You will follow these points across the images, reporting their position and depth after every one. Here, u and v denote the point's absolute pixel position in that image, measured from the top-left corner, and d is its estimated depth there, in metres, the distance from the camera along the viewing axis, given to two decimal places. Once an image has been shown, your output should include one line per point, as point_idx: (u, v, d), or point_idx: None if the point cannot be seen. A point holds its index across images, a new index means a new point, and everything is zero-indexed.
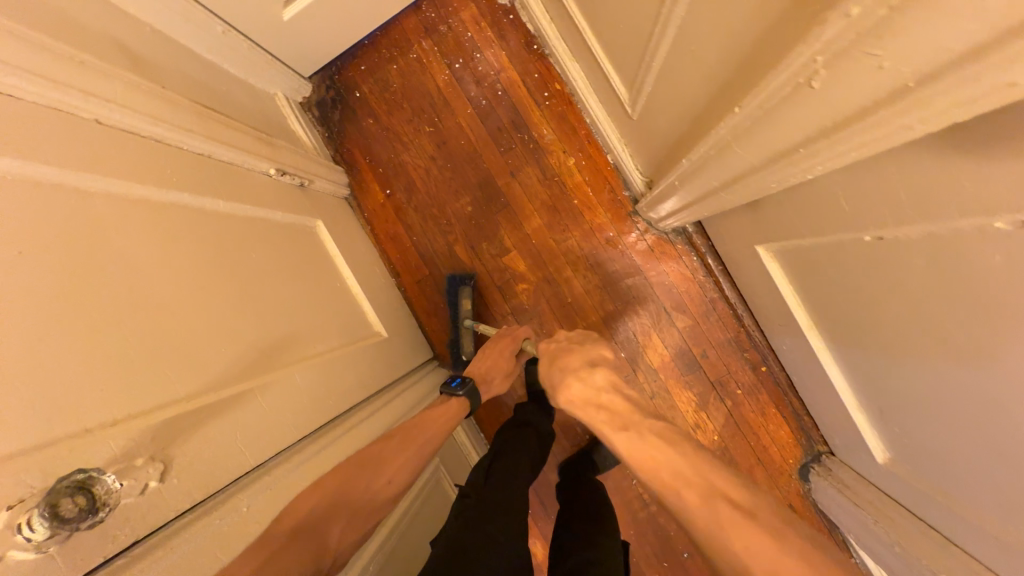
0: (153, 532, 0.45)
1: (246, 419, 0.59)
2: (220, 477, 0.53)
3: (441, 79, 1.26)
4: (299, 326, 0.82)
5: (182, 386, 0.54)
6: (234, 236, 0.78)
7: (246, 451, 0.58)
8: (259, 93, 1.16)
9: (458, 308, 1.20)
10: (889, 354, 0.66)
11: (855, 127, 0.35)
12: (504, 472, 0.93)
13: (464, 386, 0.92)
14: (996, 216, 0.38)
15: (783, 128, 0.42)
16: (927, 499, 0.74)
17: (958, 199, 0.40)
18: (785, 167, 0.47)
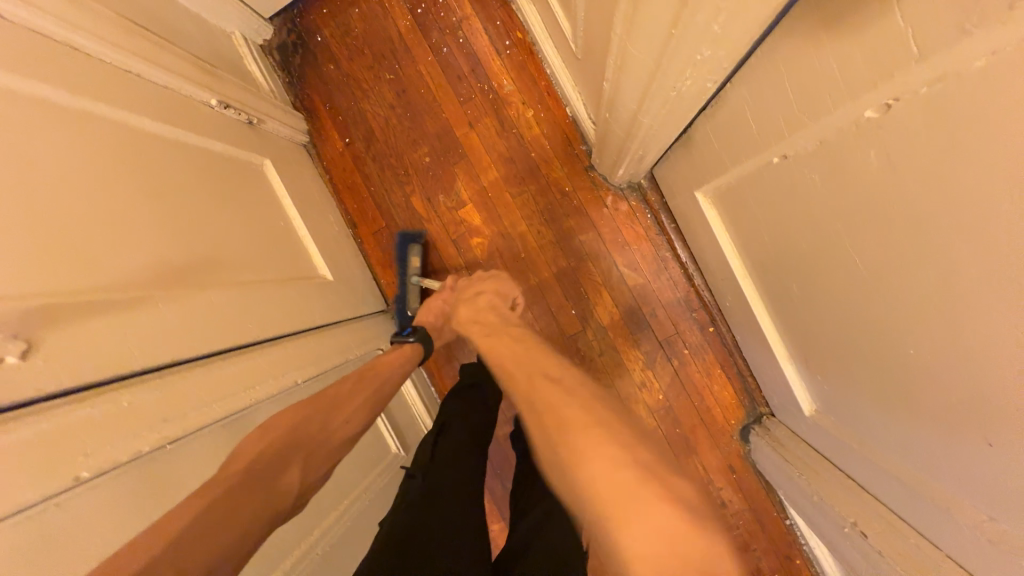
0: (15, 408, 0.43)
1: (143, 323, 0.59)
2: (101, 370, 0.52)
3: (403, 25, 1.23)
4: (226, 252, 0.81)
5: (65, 280, 0.53)
6: (159, 154, 0.76)
7: (140, 352, 0.57)
8: (213, 28, 1.13)
9: (404, 267, 1.17)
10: (806, 294, 0.65)
11: None
12: (451, 443, 0.90)
13: (415, 333, 0.98)
14: (867, 102, 0.37)
15: (658, 8, 0.41)
16: (842, 446, 0.74)
17: (836, 87, 0.39)
18: (672, 62, 0.45)
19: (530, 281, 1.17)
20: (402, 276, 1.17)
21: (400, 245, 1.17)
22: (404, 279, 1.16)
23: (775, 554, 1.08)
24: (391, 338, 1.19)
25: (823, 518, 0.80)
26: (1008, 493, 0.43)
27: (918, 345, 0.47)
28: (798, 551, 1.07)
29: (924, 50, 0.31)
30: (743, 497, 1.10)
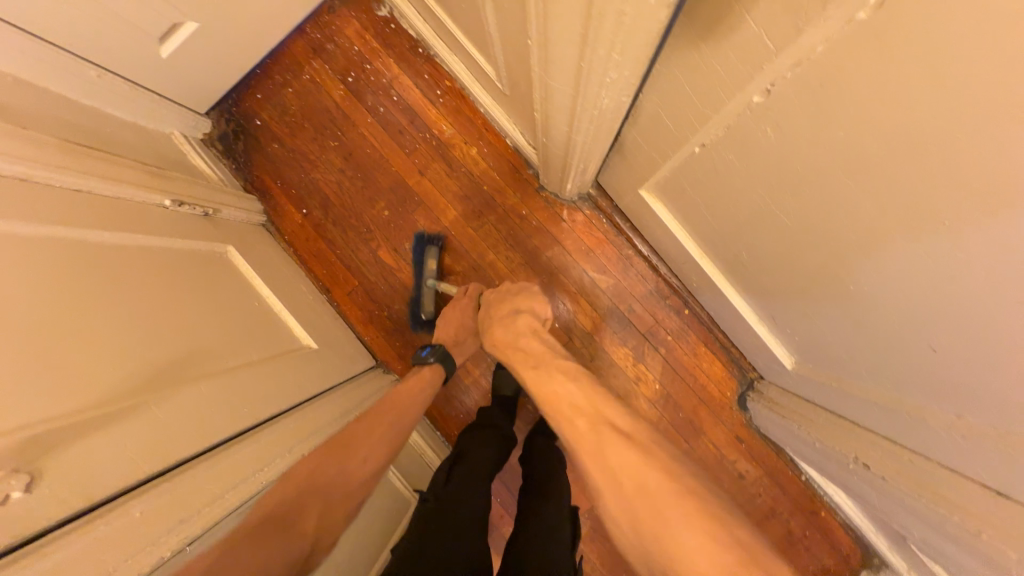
0: (27, 541, 0.44)
1: (142, 429, 0.59)
2: (108, 484, 0.52)
3: (337, 95, 1.29)
4: (208, 343, 0.81)
5: (58, 403, 0.53)
6: (126, 263, 0.77)
7: (142, 460, 0.56)
8: (153, 134, 1.16)
9: (421, 268, 1.23)
10: (756, 258, 0.71)
11: (592, 24, 0.41)
12: (468, 470, 0.91)
13: (433, 352, 1.01)
14: (751, 91, 0.45)
15: (562, 47, 0.48)
16: (826, 389, 0.80)
17: (728, 84, 0.46)
18: (585, 85, 0.52)
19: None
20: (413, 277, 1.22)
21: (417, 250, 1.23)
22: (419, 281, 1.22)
23: (799, 511, 1.12)
24: (386, 391, 1.19)
25: (824, 459, 0.85)
26: (962, 387, 0.50)
27: (856, 279, 0.53)
28: (820, 502, 1.12)
29: (783, 45, 0.39)
30: (758, 464, 1.14)
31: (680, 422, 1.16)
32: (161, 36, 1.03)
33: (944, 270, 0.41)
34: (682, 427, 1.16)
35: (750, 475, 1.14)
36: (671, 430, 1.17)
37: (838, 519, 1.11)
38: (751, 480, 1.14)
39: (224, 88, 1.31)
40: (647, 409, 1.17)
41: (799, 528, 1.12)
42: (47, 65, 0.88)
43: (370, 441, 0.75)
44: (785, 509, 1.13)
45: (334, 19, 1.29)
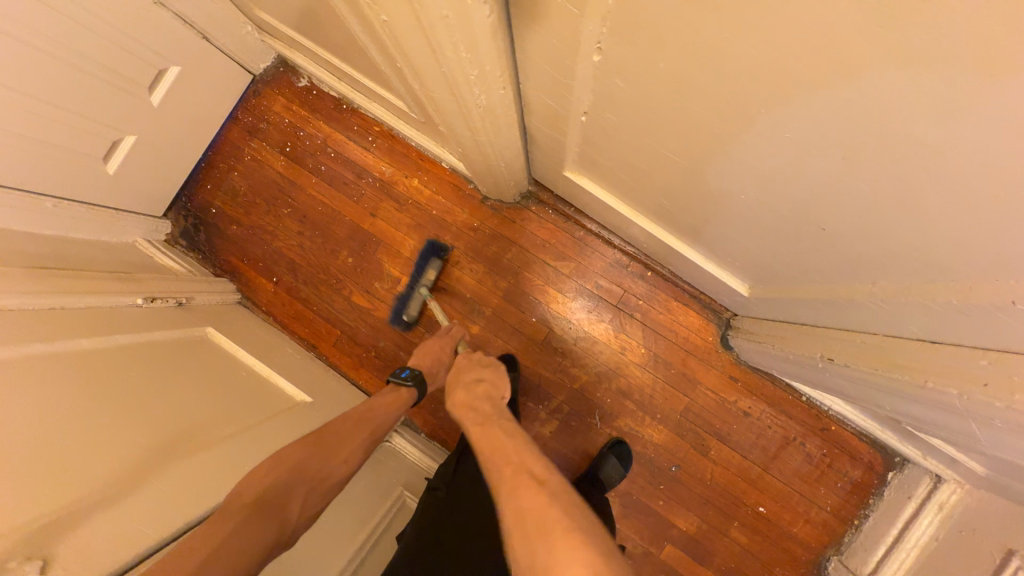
0: None
1: (145, 502, 0.63)
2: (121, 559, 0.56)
3: (280, 166, 1.37)
4: (202, 417, 0.85)
5: (62, 495, 0.57)
6: (107, 363, 0.82)
7: (150, 530, 0.60)
8: (117, 245, 1.23)
9: (420, 276, 1.27)
10: (673, 200, 0.77)
11: (432, 30, 0.48)
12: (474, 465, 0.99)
13: (413, 376, 0.99)
14: (588, 52, 0.52)
15: (423, 58, 0.55)
16: (779, 301, 0.84)
17: (569, 53, 0.53)
18: (457, 86, 0.59)
19: (486, 314, 1.26)
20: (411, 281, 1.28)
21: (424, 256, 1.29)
22: (414, 287, 1.27)
23: (810, 432, 1.14)
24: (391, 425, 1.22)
25: (798, 368, 0.88)
26: (857, 256, 0.55)
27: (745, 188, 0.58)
28: (826, 418, 1.14)
29: (585, 9, 0.45)
30: (757, 398, 1.17)
31: (674, 378, 1.20)
32: (105, 155, 1.12)
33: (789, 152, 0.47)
34: (677, 382, 1.20)
35: (752, 410, 1.17)
36: (667, 388, 1.20)
37: (848, 429, 1.13)
38: (755, 415, 1.17)
39: (176, 188, 1.39)
40: (639, 374, 1.21)
41: (814, 448, 1.14)
42: (7, 206, 0.96)
43: (341, 442, 0.81)
44: (795, 433, 1.15)
45: (260, 99, 1.38)
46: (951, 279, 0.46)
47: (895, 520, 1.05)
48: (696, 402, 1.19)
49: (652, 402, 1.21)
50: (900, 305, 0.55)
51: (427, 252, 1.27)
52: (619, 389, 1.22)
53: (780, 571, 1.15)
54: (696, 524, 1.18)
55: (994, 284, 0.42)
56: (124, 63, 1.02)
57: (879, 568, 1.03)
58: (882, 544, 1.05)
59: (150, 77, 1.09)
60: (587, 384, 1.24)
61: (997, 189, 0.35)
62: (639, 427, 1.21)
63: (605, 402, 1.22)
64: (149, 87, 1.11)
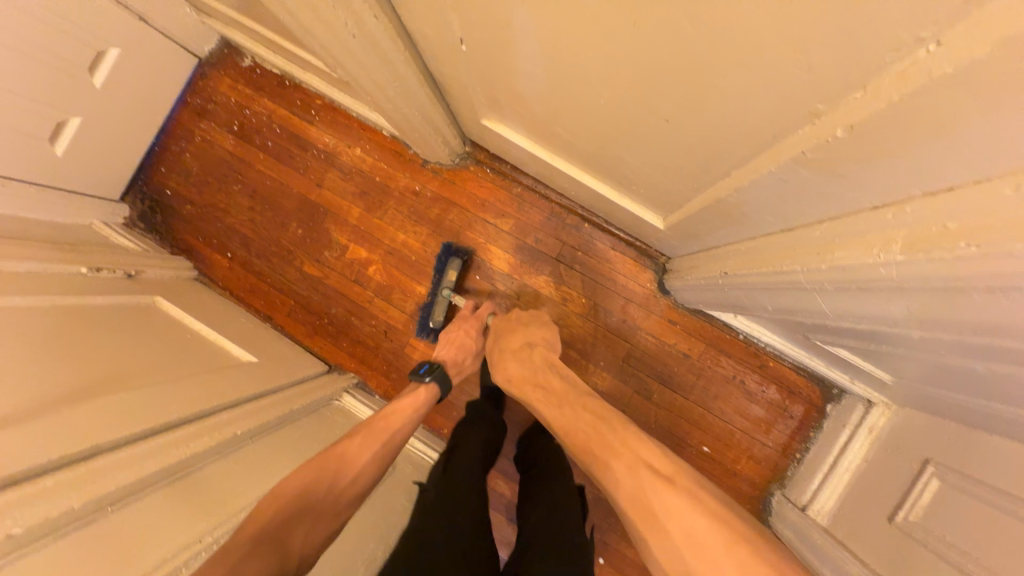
0: None
1: (51, 429, 0.67)
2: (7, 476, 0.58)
3: (228, 144, 1.42)
4: (129, 370, 0.88)
5: None
6: (39, 320, 0.86)
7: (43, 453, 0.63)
8: (73, 225, 1.28)
9: (441, 278, 1.24)
10: (566, 128, 0.80)
11: None
12: (461, 458, 0.99)
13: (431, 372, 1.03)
14: None
15: None
16: (685, 226, 0.86)
17: None
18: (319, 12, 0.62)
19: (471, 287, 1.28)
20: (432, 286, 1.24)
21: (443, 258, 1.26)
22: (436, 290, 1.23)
23: (749, 370, 1.16)
24: (341, 386, 1.25)
25: (711, 293, 0.90)
26: (702, 147, 0.57)
27: (602, 94, 0.61)
28: (763, 355, 1.16)
29: None
30: (696, 340, 1.18)
31: (616, 325, 1.22)
32: (51, 137, 1.16)
33: (601, 42, 0.50)
34: (618, 329, 1.22)
35: (692, 352, 1.18)
36: (610, 335, 1.22)
37: (786, 364, 1.15)
38: (696, 357, 1.18)
39: (130, 172, 1.44)
40: (581, 324, 1.23)
41: (753, 385, 1.16)
42: None
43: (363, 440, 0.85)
44: (734, 371, 1.16)
45: (207, 81, 1.44)
46: (767, 146, 0.48)
47: (832, 449, 1.05)
48: (638, 347, 1.21)
49: (597, 351, 1.23)
50: (747, 191, 0.56)
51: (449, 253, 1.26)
52: (564, 340, 1.24)
53: (727, 510, 1.16)
54: None
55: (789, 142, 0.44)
56: (61, 44, 1.05)
57: (816, 495, 1.04)
58: (819, 473, 1.06)
59: (91, 58, 1.13)
60: None
61: (735, 32, 0.37)
62: (585, 377, 1.23)
63: None
64: (90, 68, 1.15)
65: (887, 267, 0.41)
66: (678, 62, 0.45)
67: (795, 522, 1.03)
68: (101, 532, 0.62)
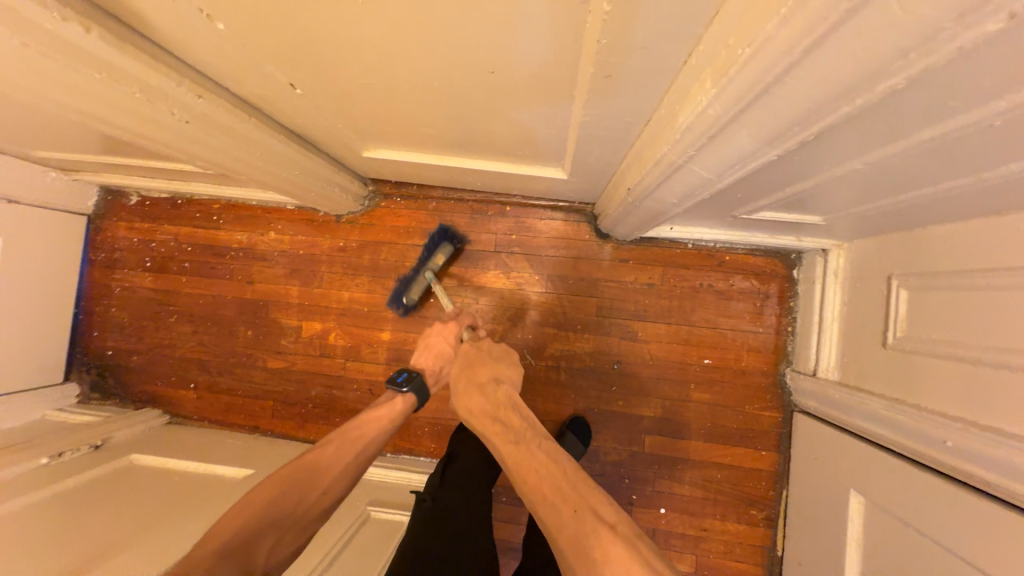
0: None
1: None
2: None
3: (149, 282, 1.40)
4: (118, 534, 0.84)
5: None
6: (10, 523, 0.82)
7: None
8: (25, 423, 1.23)
9: (428, 259, 1.19)
10: (430, 124, 0.81)
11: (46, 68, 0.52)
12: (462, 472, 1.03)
13: (409, 381, 0.90)
14: (209, 36, 0.55)
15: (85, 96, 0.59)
16: (580, 165, 0.87)
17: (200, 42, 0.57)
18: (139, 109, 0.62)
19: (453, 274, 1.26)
20: (416, 265, 1.19)
21: (434, 240, 1.19)
22: (419, 270, 1.18)
23: (710, 271, 1.18)
24: None
25: (634, 216, 0.92)
26: (537, 82, 0.58)
27: (435, 79, 0.62)
28: (717, 252, 1.18)
29: (156, 6, 0.50)
30: (653, 266, 1.20)
31: (575, 286, 1.23)
32: None
33: (393, 30, 0.51)
34: (578, 289, 1.22)
35: (654, 278, 1.20)
36: (573, 297, 1.23)
37: (741, 252, 1.17)
38: (658, 281, 1.20)
39: (64, 350, 1.40)
40: (544, 299, 1.23)
41: (720, 283, 1.18)
42: None
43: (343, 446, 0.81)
44: (699, 279, 1.18)
45: (106, 233, 1.42)
46: (578, 53, 0.50)
47: (813, 308, 1.07)
48: (604, 296, 1.21)
49: (570, 316, 1.23)
50: (595, 103, 0.58)
51: (435, 237, 1.18)
52: (536, 321, 1.24)
53: (751, 408, 1.16)
54: (660, 404, 1.19)
55: (588, 36, 0.46)
56: None
57: (819, 357, 1.05)
58: (813, 336, 1.07)
59: None
60: (506, 331, 1.25)
61: None
62: (570, 346, 1.23)
63: (530, 339, 1.24)
64: None
65: (710, 113, 0.43)
66: (463, 16, 0.46)
67: (812, 389, 1.04)
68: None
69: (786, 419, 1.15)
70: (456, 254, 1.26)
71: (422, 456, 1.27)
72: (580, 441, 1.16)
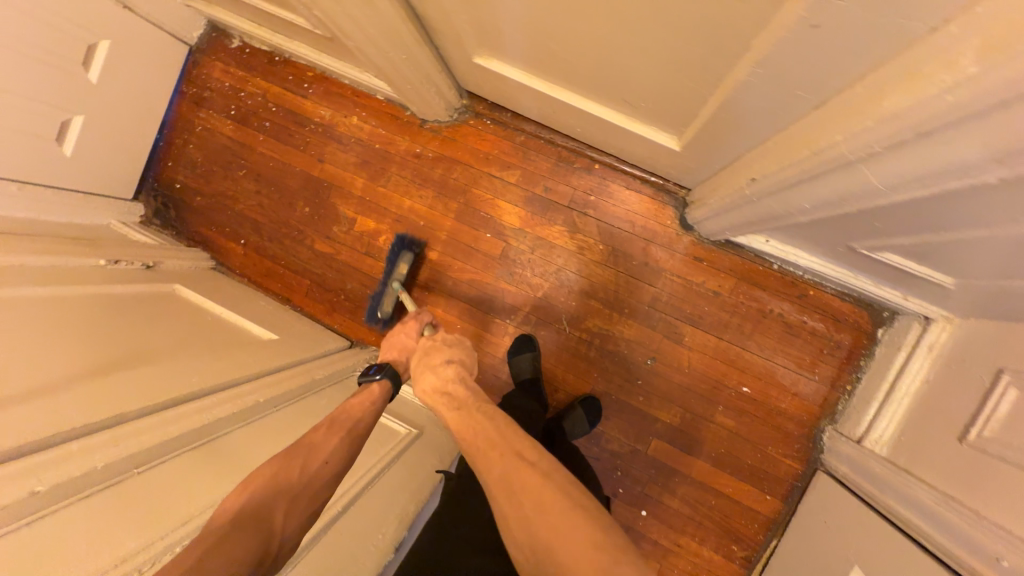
0: (10, 466, 0.51)
1: (105, 393, 0.67)
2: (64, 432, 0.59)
3: (229, 130, 1.41)
4: (155, 346, 0.88)
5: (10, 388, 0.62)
6: (67, 304, 0.87)
7: (80, 421, 0.61)
8: (93, 225, 1.29)
9: (392, 271, 1.20)
10: (561, 42, 0.72)
11: None
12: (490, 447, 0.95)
13: (382, 369, 0.82)
14: None
15: None
16: (703, 139, 0.77)
17: None
18: None
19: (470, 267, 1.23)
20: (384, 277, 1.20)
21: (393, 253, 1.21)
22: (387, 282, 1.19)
23: (786, 300, 1.08)
24: (363, 358, 1.23)
25: (740, 213, 0.82)
26: (717, 17, 0.49)
27: None
28: (802, 283, 1.08)
29: None
30: (727, 275, 1.11)
31: (637, 268, 1.15)
32: (57, 138, 1.16)
33: None
34: (639, 272, 1.15)
35: (724, 287, 1.11)
36: (631, 279, 1.16)
37: (828, 291, 1.06)
38: (727, 292, 1.11)
39: (140, 169, 1.45)
40: (601, 271, 1.17)
41: (793, 315, 1.08)
42: None
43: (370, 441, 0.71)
44: (770, 304, 1.09)
45: (202, 69, 1.43)
46: None
47: (886, 375, 0.97)
48: (663, 289, 1.14)
49: (620, 297, 1.17)
50: (775, 60, 0.49)
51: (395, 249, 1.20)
52: (584, 290, 1.18)
53: (773, 450, 1.10)
54: (680, 414, 1.14)
55: None
56: (46, 36, 1.04)
57: (872, 425, 0.96)
58: (874, 403, 0.97)
59: (82, 52, 1.12)
60: (550, 290, 1.20)
61: None
62: (609, 326, 1.17)
63: (572, 306, 1.19)
64: (83, 62, 1.14)
65: (965, 90, 0.35)
66: None
67: (851, 455, 0.96)
68: (126, 490, 0.58)
69: (805, 473, 1.08)
70: (419, 261, 1.26)
71: None
72: (586, 419, 1.13)
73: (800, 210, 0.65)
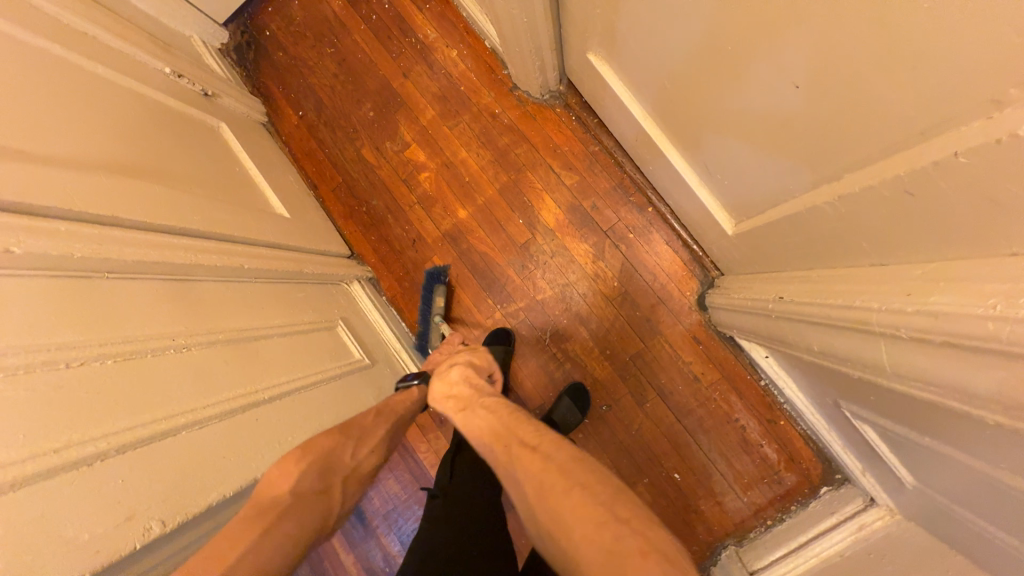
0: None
1: (108, 192, 0.68)
2: (54, 208, 0.60)
3: (336, 5, 1.40)
4: (174, 171, 0.88)
5: (28, 146, 0.62)
6: (117, 93, 0.87)
7: (72, 205, 0.62)
8: (176, 31, 1.29)
9: (429, 305, 1.19)
10: (676, 81, 0.69)
11: None
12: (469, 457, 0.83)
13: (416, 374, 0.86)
14: None
15: None
16: (756, 237, 0.75)
17: None
18: None
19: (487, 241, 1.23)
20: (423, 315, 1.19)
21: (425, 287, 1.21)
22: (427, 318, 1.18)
23: (754, 417, 1.08)
24: (354, 273, 1.24)
25: (755, 322, 0.81)
26: (827, 135, 0.47)
27: (732, 47, 0.52)
28: (777, 409, 1.07)
29: None
30: (714, 367, 1.11)
31: (637, 319, 1.15)
32: None
33: None
34: (637, 324, 1.15)
35: (705, 377, 1.11)
36: (626, 326, 1.15)
37: (797, 428, 1.06)
38: (705, 383, 1.11)
39: (241, 1, 1.45)
40: (603, 305, 1.16)
41: (753, 433, 1.08)
42: None
43: None
44: (739, 412, 1.09)
45: None
46: (914, 145, 0.39)
47: (808, 529, 0.97)
48: (651, 350, 1.13)
49: (608, 338, 1.17)
50: (862, 204, 0.47)
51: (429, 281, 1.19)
52: (578, 314, 1.18)
53: None
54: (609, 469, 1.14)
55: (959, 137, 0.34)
56: None
57: (770, 566, 0.96)
58: (783, 548, 0.98)
59: None
60: (549, 299, 1.20)
61: None
62: (585, 358, 1.17)
63: (561, 323, 1.18)
64: None
65: (1007, 328, 0.34)
66: (850, 13, 0.36)
67: None
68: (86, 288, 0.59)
69: None
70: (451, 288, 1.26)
71: (404, 323, 1.28)
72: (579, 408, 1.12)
73: (808, 348, 0.64)
